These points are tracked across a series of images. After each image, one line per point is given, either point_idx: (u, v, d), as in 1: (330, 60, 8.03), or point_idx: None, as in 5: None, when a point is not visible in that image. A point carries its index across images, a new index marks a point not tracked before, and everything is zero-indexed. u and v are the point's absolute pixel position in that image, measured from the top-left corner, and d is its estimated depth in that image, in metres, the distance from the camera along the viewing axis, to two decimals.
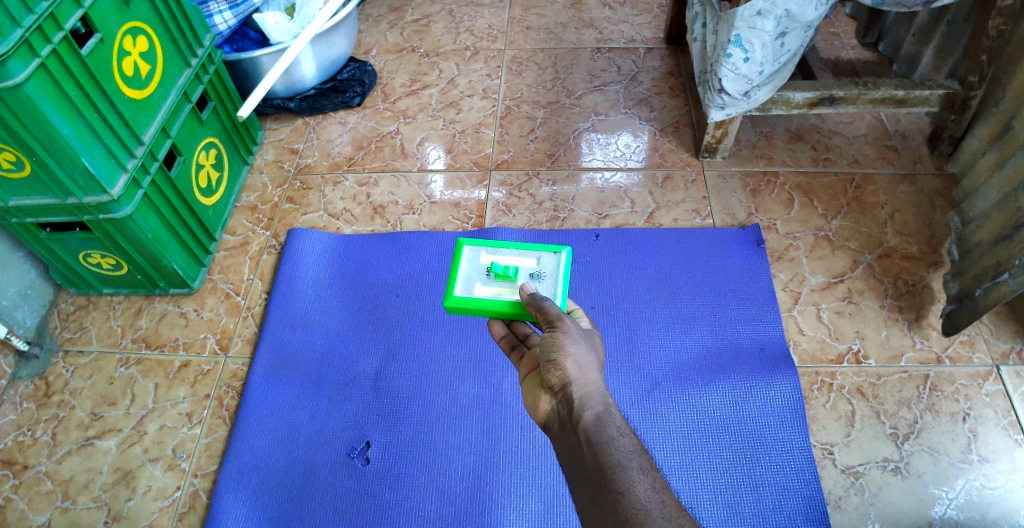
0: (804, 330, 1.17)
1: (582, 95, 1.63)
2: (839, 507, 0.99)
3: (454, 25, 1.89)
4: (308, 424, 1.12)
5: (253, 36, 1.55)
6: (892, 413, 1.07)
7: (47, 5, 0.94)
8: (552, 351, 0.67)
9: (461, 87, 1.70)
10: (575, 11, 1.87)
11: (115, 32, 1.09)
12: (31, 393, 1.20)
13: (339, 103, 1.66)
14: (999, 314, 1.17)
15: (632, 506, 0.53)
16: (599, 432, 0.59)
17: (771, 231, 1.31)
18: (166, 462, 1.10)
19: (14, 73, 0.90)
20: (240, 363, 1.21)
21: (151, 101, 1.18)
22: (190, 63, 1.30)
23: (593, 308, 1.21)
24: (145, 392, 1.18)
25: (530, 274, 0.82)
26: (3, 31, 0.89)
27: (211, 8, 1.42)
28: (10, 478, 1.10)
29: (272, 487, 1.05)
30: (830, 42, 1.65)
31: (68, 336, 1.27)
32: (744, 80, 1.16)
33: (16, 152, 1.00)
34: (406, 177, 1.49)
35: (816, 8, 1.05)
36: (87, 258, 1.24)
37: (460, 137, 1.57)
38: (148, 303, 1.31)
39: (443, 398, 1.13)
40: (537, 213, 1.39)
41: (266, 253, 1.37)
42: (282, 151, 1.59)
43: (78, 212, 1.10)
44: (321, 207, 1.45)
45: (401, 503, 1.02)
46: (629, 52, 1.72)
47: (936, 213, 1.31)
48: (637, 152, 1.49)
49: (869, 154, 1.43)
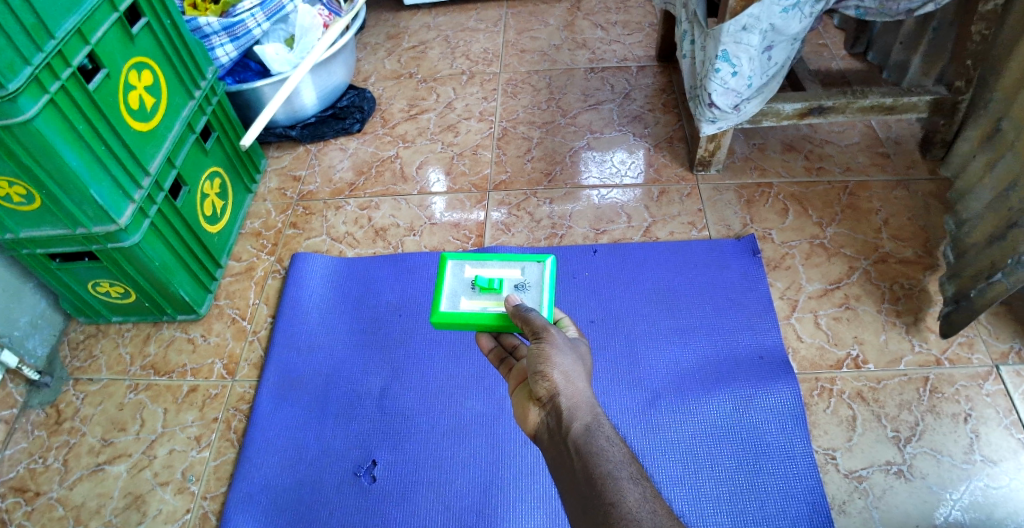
0: (803, 337, 1.18)
1: (576, 114, 1.67)
2: (844, 511, 0.99)
3: (451, 51, 1.94)
4: (315, 443, 1.13)
5: (254, 67, 1.60)
6: (893, 417, 1.07)
7: (55, 42, 0.98)
8: (539, 362, 0.69)
9: (458, 110, 1.74)
10: (567, 33, 1.92)
11: (121, 66, 1.13)
12: (43, 421, 1.21)
13: (339, 129, 1.70)
14: (997, 314, 1.17)
15: (625, 516, 0.54)
16: (588, 442, 0.61)
17: (766, 241, 1.33)
18: (176, 485, 1.12)
19: (24, 109, 0.93)
20: (247, 386, 1.22)
21: (156, 133, 1.21)
22: (194, 95, 1.33)
23: (592, 321, 1.23)
24: (154, 417, 1.20)
25: (514, 285, 0.84)
26: (14, 70, 0.92)
27: (214, 42, 1.45)
28: (22, 505, 1.11)
29: (279, 508, 1.06)
30: (818, 54, 1.69)
31: (78, 364, 1.29)
32: (732, 94, 1.19)
33: (26, 185, 1.03)
34: (406, 200, 1.52)
35: (800, 21, 1.08)
36: (96, 287, 1.26)
37: (458, 159, 1.60)
38: (156, 330, 1.33)
39: (447, 415, 1.14)
40: (535, 230, 1.41)
41: (271, 278, 1.39)
42: (285, 178, 1.62)
43: (87, 242, 1.13)
44: (324, 232, 1.48)
45: (407, 520, 1.03)
46: (622, 71, 1.76)
47: (929, 217, 1.32)
48: (633, 168, 1.51)
49: (861, 161, 1.45)
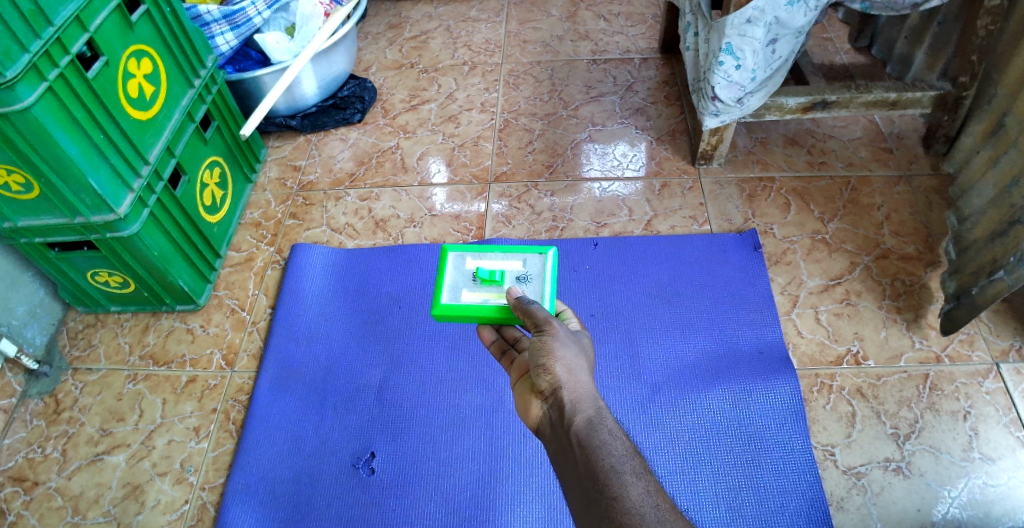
0: (803, 333, 1.18)
1: (578, 106, 1.66)
2: (842, 507, 0.99)
3: (452, 41, 1.92)
4: (314, 435, 1.13)
5: (255, 56, 1.58)
6: (892, 413, 1.07)
7: (54, 29, 0.97)
8: (542, 355, 0.69)
9: (460, 101, 1.73)
10: (570, 24, 1.91)
11: (119, 54, 1.12)
12: (42, 410, 1.22)
13: (339, 119, 1.69)
14: (999, 311, 1.17)
15: (627, 511, 0.54)
16: (591, 436, 0.61)
17: (768, 236, 1.33)
18: (174, 475, 1.12)
19: (22, 96, 0.93)
20: (246, 377, 1.22)
21: (155, 121, 1.20)
22: (193, 84, 1.32)
23: (593, 315, 1.22)
24: (153, 407, 1.20)
25: (516, 277, 0.83)
26: (11, 56, 0.91)
27: (214, 30, 1.44)
28: (21, 494, 1.12)
29: (279, 497, 1.07)
30: (822, 48, 1.68)
31: (77, 354, 1.29)
32: (736, 88, 1.18)
33: (25, 173, 1.02)
34: (406, 191, 1.51)
35: (805, 14, 1.07)
36: (95, 276, 1.26)
37: (459, 150, 1.60)
38: (155, 320, 1.33)
39: (446, 407, 1.14)
40: (536, 223, 1.41)
41: (270, 268, 1.39)
42: (285, 168, 1.61)
43: (86, 231, 1.13)
44: (324, 222, 1.47)
45: (406, 511, 1.03)
46: (625, 63, 1.75)
47: (932, 213, 1.32)
48: (635, 161, 1.50)
49: (865, 157, 1.44)
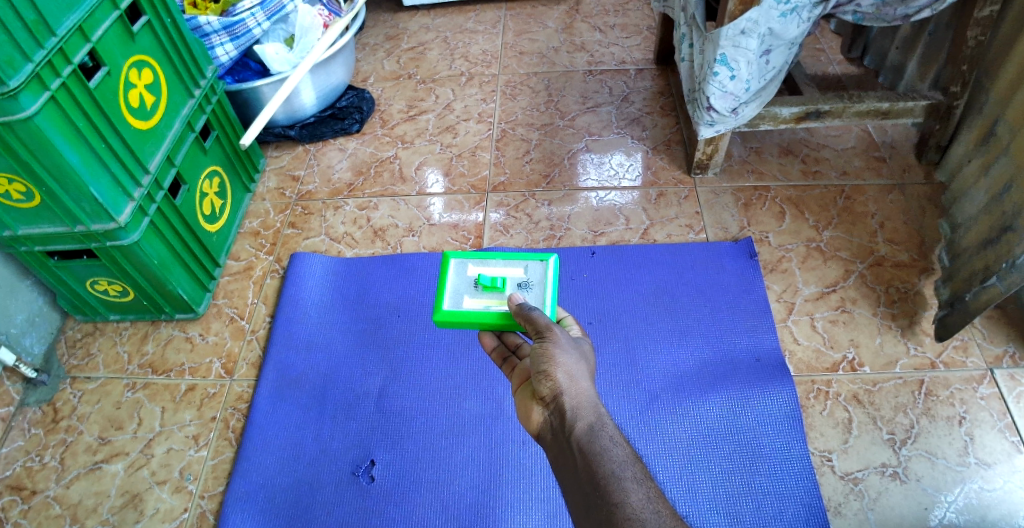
0: (799, 340, 1.19)
1: (575, 117, 1.67)
2: (839, 512, 1.00)
3: (449, 52, 1.94)
4: (314, 442, 1.13)
5: (254, 66, 1.60)
6: (889, 419, 1.08)
7: (56, 39, 0.98)
8: (543, 362, 0.69)
9: (457, 111, 1.74)
10: (566, 35, 1.93)
11: (121, 64, 1.13)
12: (40, 419, 1.21)
13: (338, 129, 1.70)
14: (992, 318, 1.18)
15: (628, 517, 0.54)
16: (591, 442, 0.61)
17: (764, 244, 1.34)
18: (173, 484, 1.11)
19: (25, 105, 0.93)
20: (245, 385, 1.22)
21: (156, 131, 1.21)
22: (193, 93, 1.33)
23: (591, 323, 1.23)
24: (151, 416, 1.20)
25: (518, 283, 0.84)
26: (15, 66, 0.92)
27: (214, 41, 1.45)
28: (18, 503, 1.11)
29: (278, 505, 1.07)
30: (816, 58, 1.70)
31: (75, 363, 1.29)
32: (731, 98, 1.20)
33: (26, 182, 1.03)
34: (405, 200, 1.52)
35: (798, 25, 1.09)
36: (94, 284, 1.26)
37: (457, 160, 1.61)
38: (154, 328, 1.33)
39: (444, 415, 1.14)
40: (534, 232, 1.42)
41: (269, 277, 1.39)
42: (283, 178, 1.62)
43: (86, 240, 1.13)
44: (322, 232, 1.48)
45: (406, 519, 1.04)
46: (620, 74, 1.77)
47: (925, 221, 1.33)
48: (631, 171, 1.52)
49: (858, 165, 1.46)
